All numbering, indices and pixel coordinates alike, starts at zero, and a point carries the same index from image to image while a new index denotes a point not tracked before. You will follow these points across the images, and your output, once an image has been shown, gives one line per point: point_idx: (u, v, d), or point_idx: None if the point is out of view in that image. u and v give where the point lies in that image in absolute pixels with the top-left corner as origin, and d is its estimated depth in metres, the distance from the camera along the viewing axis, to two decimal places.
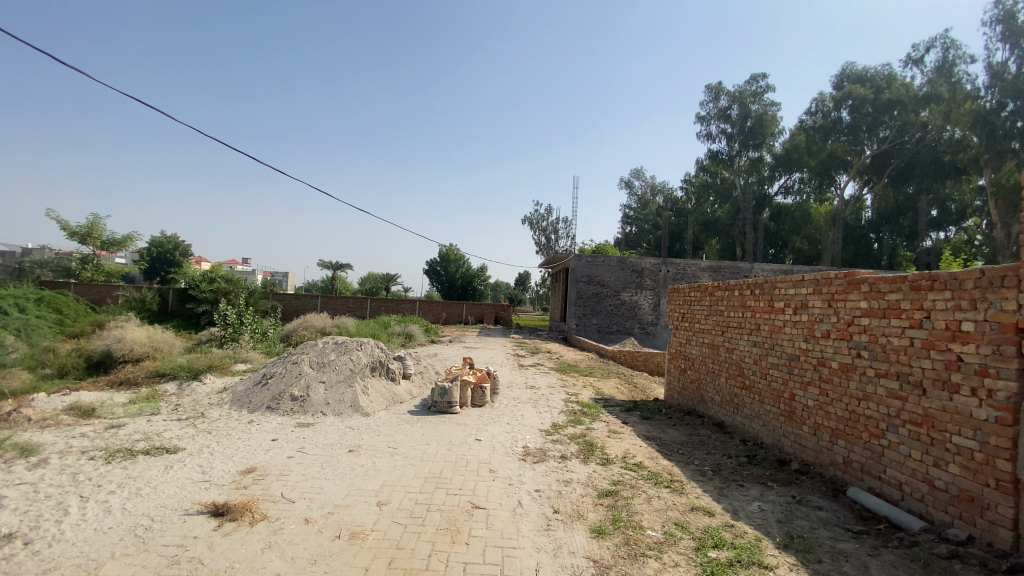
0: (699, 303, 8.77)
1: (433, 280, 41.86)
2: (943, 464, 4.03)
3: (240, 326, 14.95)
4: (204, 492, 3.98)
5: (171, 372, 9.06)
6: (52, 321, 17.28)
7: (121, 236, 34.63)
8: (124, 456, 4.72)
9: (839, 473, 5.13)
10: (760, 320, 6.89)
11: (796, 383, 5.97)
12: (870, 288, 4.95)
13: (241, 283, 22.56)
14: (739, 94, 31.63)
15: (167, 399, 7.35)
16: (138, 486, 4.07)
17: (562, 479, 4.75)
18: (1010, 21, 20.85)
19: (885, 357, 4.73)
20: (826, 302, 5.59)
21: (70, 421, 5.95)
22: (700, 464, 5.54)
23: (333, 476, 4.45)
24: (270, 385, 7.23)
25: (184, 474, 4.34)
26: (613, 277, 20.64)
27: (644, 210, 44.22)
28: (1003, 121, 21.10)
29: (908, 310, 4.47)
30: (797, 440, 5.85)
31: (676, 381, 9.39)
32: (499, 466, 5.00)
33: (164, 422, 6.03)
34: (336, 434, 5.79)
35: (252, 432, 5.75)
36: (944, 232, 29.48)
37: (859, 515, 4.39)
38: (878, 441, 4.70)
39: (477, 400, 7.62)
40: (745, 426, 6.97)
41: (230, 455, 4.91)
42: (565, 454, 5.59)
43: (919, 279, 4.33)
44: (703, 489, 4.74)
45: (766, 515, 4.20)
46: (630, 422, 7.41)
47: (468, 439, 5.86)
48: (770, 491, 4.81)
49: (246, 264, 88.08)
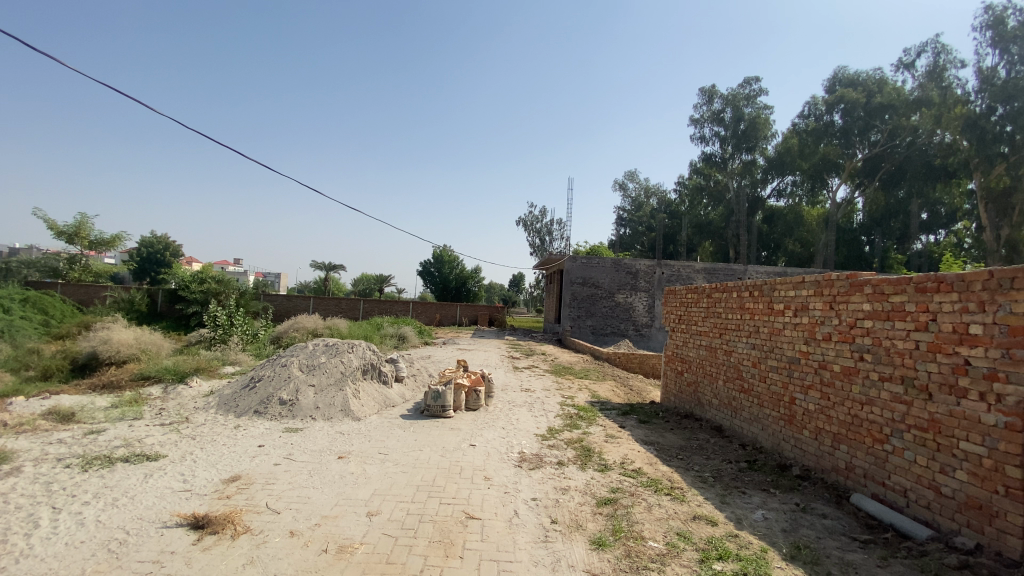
0: (696, 305, 8.65)
1: (426, 281, 41.64)
2: (950, 471, 3.91)
3: (230, 328, 14.68)
4: (184, 504, 3.78)
5: (157, 375, 8.82)
6: (37, 322, 16.92)
7: (109, 236, 34.06)
8: (102, 464, 4.52)
9: (841, 478, 5.02)
10: (759, 322, 6.78)
11: (797, 387, 5.85)
12: (874, 290, 4.84)
13: (232, 284, 22.21)
14: (732, 96, 31.97)
15: (152, 403, 7.13)
16: (116, 496, 3.87)
17: (559, 487, 4.59)
18: (1000, 26, 21.04)
19: (888, 361, 4.63)
20: (827, 304, 5.48)
21: (47, 427, 5.69)
22: (700, 471, 5.40)
23: (322, 484, 4.27)
24: (259, 389, 7.03)
25: (164, 483, 4.14)
26: (608, 279, 20.54)
27: (638, 211, 44.28)
28: (993, 126, 21.22)
29: (913, 312, 4.36)
30: (797, 444, 5.74)
31: (673, 384, 9.26)
32: (494, 473, 4.84)
33: (146, 428, 5.82)
34: (326, 440, 5.60)
35: (238, 438, 5.54)
36: (934, 234, 29.72)
37: (865, 524, 4.27)
38: (882, 446, 4.59)
39: (471, 404, 7.46)
40: (744, 430, 6.86)
41: (214, 462, 4.71)
42: (562, 460, 5.42)
43: (925, 281, 4.23)
44: (705, 496, 4.60)
45: (771, 525, 4.07)
46: (628, 426, 7.26)
47: (462, 444, 5.70)
48: (773, 499, 4.69)
49: (240, 264, 87.48)
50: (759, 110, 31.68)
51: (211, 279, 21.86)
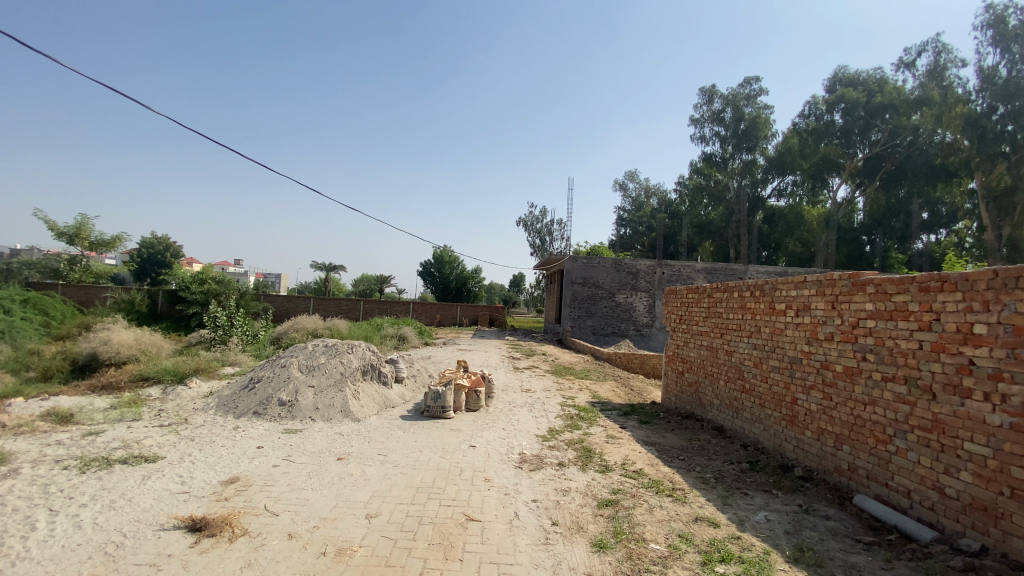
0: (697, 305, 8.62)
1: (427, 282, 41.62)
2: (954, 472, 3.88)
3: (230, 328, 14.67)
4: (181, 505, 3.75)
5: (157, 376, 8.80)
6: (37, 323, 16.90)
7: (109, 237, 34.06)
8: (100, 466, 4.49)
9: (844, 479, 4.98)
10: (760, 322, 6.76)
11: (798, 387, 5.82)
12: (877, 290, 4.80)
13: (232, 285, 22.18)
14: (733, 96, 31.95)
15: (151, 404, 7.11)
16: (113, 498, 3.84)
17: (560, 488, 4.55)
18: (1001, 26, 20.99)
19: (891, 361, 4.59)
20: (829, 303, 5.44)
21: (45, 428, 5.67)
22: (701, 471, 5.37)
23: (321, 486, 4.24)
24: (258, 390, 7.00)
25: (163, 485, 4.12)
26: (608, 279, 20.51)
27: (639, 211, 44.24)
28: (994, 125, 21.15)
29: (917, 312, 4.33)
30: (799, 445, 5.70)
31: (674, 384, 9.22)
32: (494, 474, 4.81)
33: (145, 429, 5.79)
34: (325, 441, 5.57)
35: (237, 439, 5.52)
36: (935, 234, 29.68)
37: (868, 525, 4.23)
38: (885, 447, 4.55)
39: (471, 405, 7.42)
40: (745, 430, 6.83)
41: (212, 464, 4.68)
42: (563, 461, 5.38)
43: (928, 280, 4.19)
44: (707, 497, 4.57)
45: (773, 526, 4.03)
46: (629, 427, 7.22)
47: (462, 445, 5.66)
48: (775, 500, 4.65)
49: (240, 265, 87.42)
50: (759, 109, 31.64)
51: (211, 280, 21.84)
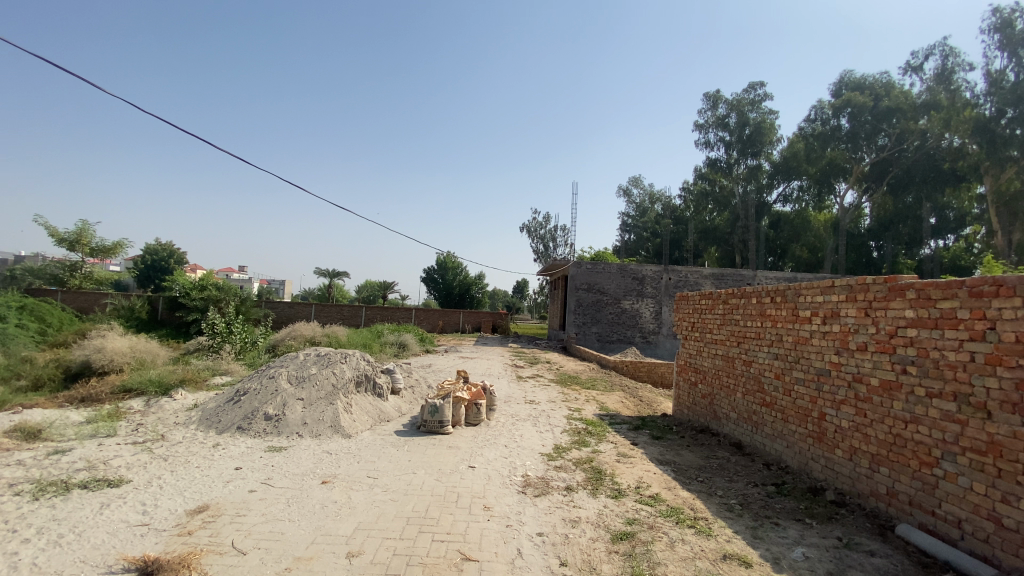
0: (711, 311, 8.13)
1: (430, 289, 41.26)
2: (1014, 501, 3.40)
3: (227, 335, 14.28)
4: (136, 542, 3.29)
5: (140, 388, 8.38)
6: (33, 330, 16.49)
7: (111, 244, 33.69)
8: (56, 491, 4.04)
9: (882, 505, 4.48)
10: (783, 330, 6.26)
11: (827, 402, 5.32)
12: (918, 295, 4.30)
13: (231, 290, 21.76)
14: (738, 102, 31.55)
15: (130, 418, 6.67)
16: (61, 532, 3.39)
17: (567, 519, 4.07)
18: (1008, 29, 20.53)
19: (936, 375, 4.10)
20: (862, 310, 4.96)
21: (9, 446, 5.23)
22: (725, 496, 4.87)
23: (299, 516, 3.78)
24: (243, 403, 6.54)
25: (120, 516, 3.66)
26: (614, 285, 20.03)
27: (642, 217, 43.77)
28: (1003, 128, 20.56)
29: (967, 320, 3.85)
30: (828, 464, 5.21)
31: (686, 396, 8.72)
32: (495, 501, 4.33)
33: (117, 446, 5.35)
34: (310, 461, 5.10)
35: (214, 459, 5.07)
36: (943, 240, 29.16)
37: (917, 561, 3.72)
38: (931, 471, 4.04)
39: (471, 419, 6.95)
40: (766, 447, 6.32)
41: (182, 489, 4.22)
42: (570, 484, 4.89)
43: (981, 284, 3.72)
44: (734, 529, 4.07)
45: (813, 565, 3.54)
46: (640, 443, 6.73)
47: (460, 466, 5.18)
48: (810, 532, 4.15)
49: (243, 272, 87.30)
50: (763, 115, 31.26)
51: (211, 285, 21.39)
